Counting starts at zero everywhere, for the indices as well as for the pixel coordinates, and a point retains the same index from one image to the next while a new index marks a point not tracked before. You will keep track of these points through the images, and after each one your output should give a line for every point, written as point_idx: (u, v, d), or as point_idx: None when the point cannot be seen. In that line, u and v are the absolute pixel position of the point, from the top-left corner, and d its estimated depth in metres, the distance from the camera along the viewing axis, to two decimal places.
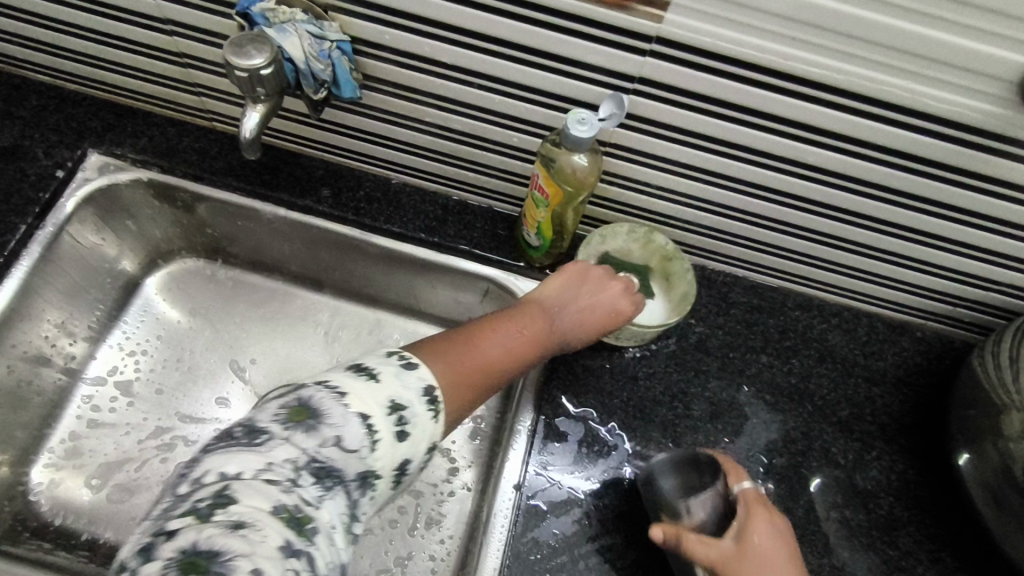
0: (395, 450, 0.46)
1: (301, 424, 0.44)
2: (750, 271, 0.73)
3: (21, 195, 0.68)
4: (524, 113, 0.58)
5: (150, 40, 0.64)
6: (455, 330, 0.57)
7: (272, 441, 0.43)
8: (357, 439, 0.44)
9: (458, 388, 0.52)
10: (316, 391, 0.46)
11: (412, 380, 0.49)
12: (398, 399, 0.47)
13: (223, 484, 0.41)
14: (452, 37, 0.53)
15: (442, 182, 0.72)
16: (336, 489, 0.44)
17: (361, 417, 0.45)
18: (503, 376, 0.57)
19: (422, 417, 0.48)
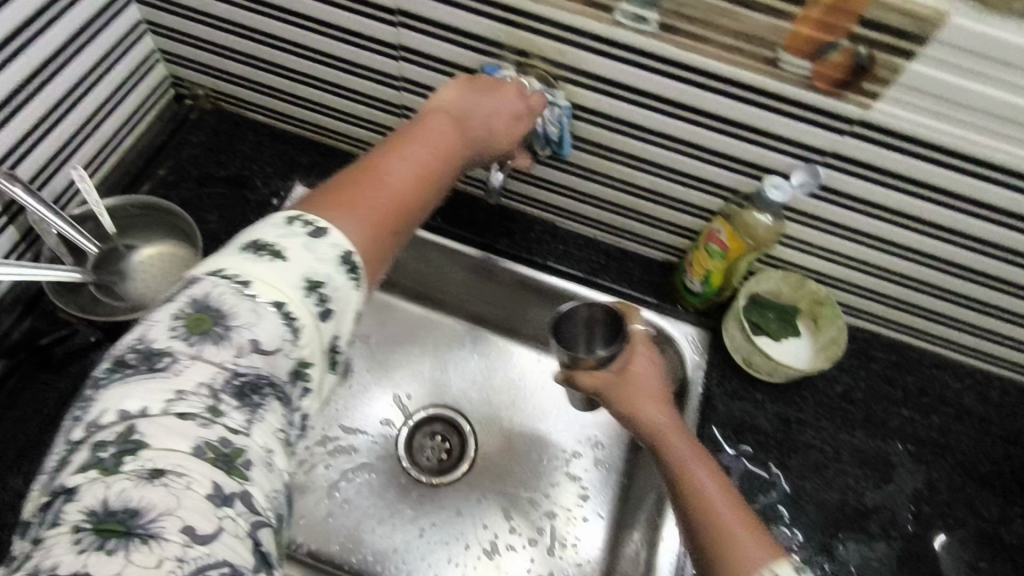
0: (320, 332, 0.40)
1: (207, 336, 0.37)
2: (890, 329, 0.78)
3: (245, 219, 0.78)
4: (714, 176, 0.65)
5: (368, 90, 0.72)
6: (353, 168, 0.48)
7: (176, 365, 0.36)
8: (276, 330, 0.38)
9: (378, 236, 0.45)
10: (211, 288, 0.38)
11: (325, 249, 0.41)
12: (316, 277, 0.40)
13: (192, 411, 0.34)
14: (666, 109, 0.60)
15: (606, 230, 0.80)
16: (269, 403, 0.37)
17: (275, 306, 0.38)
18: (419, 208, 0.50)
19: (346, 290, 0.42)
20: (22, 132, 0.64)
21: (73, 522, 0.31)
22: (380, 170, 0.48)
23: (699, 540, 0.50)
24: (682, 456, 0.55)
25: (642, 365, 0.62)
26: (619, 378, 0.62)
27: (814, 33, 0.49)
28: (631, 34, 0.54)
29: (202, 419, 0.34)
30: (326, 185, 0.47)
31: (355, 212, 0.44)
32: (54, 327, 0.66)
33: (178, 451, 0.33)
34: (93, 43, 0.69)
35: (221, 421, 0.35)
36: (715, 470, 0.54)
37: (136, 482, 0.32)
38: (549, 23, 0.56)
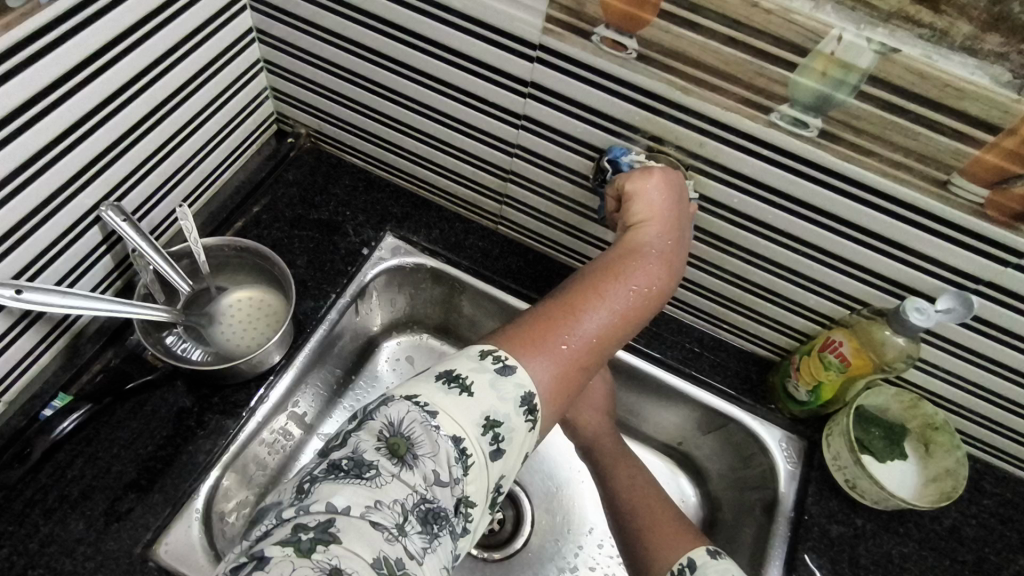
0: (489, 472, 0.44)
1: (403, 460, 0.42)
2: (1007, 462, 0.71)
3: (333, 266, 0.75)
4: (843, 285, 0.60)
5: (477, 152, 0.70)
6: (559, 301, 0.52)
7: (377, 476, 0.42)
8: (454, 466, 0.42)
9: (561, 386, 0.49)
10: (404, 412, 0.44)
11: (510, 389, 0.46)
12: (493, 415, 0.44)
13: (375, 518, 0.40)
14: (803, 212, 0.56)
15: (703, 318, 0.76)
16: (442, 535, 0.42)
17: (453, 440, 0.43)
18: (605, 355, 0.52)
19: (519, 431, 0.45)
20: (136, 164, 0.63)
21: None
22: (579, 311, 0.51)
23: (640, 553, 0.59)
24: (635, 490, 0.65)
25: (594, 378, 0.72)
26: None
27: (999, 161, 0.45)
28: (785, 137, 0.51)
29: (388, 534, 0.40)
30: (528, 315, 0.51)
31: (546, 360, 0.48)
32: (143, 371, 0.64)
33: (363, 561, 0.38)
34: (213, 80, 0.69)
35: (403, 541, 0.40)
36: (650, 493, 0.64)
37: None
38: (695, 115, 0.53)
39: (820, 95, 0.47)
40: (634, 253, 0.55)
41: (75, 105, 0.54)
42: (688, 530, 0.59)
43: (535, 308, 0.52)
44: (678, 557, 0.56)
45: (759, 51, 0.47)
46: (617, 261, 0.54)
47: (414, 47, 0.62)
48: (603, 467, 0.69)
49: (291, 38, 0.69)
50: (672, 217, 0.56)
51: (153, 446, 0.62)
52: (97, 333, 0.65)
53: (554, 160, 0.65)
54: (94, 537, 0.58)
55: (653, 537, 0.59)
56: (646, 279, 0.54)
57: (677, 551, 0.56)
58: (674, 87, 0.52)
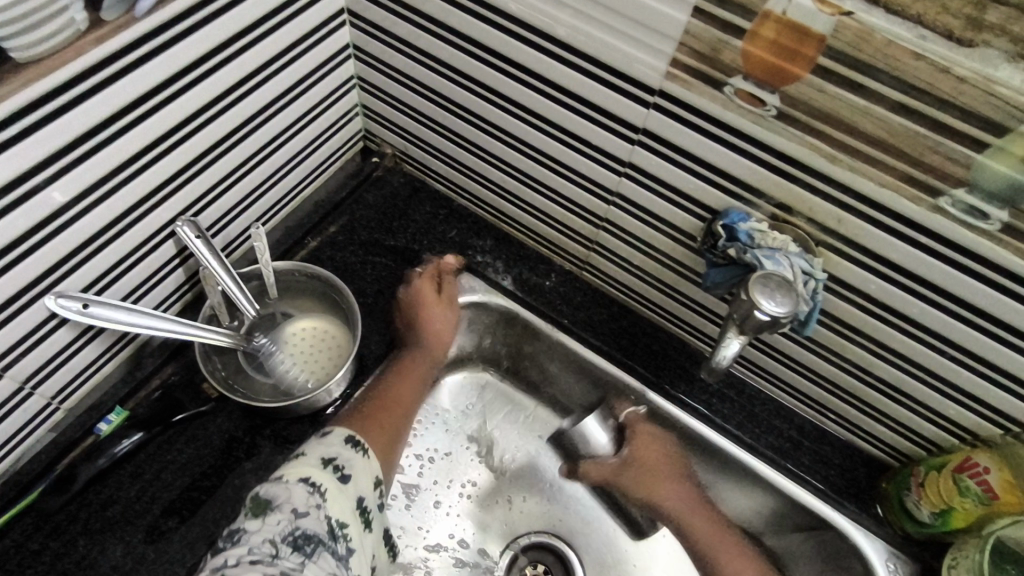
0: (345, 494, 0.52)
1: (263, 513, 0.48)
2: None
3: (405, 297, 0.71)
4: (995, 398, 0.50)
5: (571, 195, 0.64)
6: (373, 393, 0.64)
7: (245, 535, 0.47)
8: (311, 498, 0.49)
9: (375, 436, 0.59)
10: (257, 489, 0.50)
11: (336, 437, 0.55)
12: (331, 456, 0.53)
13: (251, 558, 0.46)
14: (959, 312, 0.47)
15: (807, 405, 0.66)
16: (320, 552, 0.48)
17: (302, 480, 0.50)
18: (396, 426, 0.62)
19: (356, 460, 0.54)
20: (218, 179, 0.61)
21: None
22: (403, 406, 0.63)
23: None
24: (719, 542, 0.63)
25: (652, 450, 0.66)
26: (631, 464, 0.66)
27: None
28: (954, 225, 0.42)
29: (267, 561, 0.45)
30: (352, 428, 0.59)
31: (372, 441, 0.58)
32: (196, 402, 0.61)
33: None
34: (303, 97, 0.66)
35: (281, 562, 0.46)
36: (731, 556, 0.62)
37: None
38: (839, 187, 0.45)
39: (1013, 182, 0.38)
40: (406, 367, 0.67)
41: (164, 118, 0.52)
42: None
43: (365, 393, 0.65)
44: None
45: (942, 126, 0.38)
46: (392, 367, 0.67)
47: (516, 78, 0.56)
48: (668, 515, 0.66)
49: (386, 57, 0.66)
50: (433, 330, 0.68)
51: (198, 475, 0.60)
52: (160, 347, 0.63)
53: (656, 214, 0.58)
54: (129, 566, 0.56)
55: (728, 569, 0.62)
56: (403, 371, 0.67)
57: None
58: (819, 153, 0.44)
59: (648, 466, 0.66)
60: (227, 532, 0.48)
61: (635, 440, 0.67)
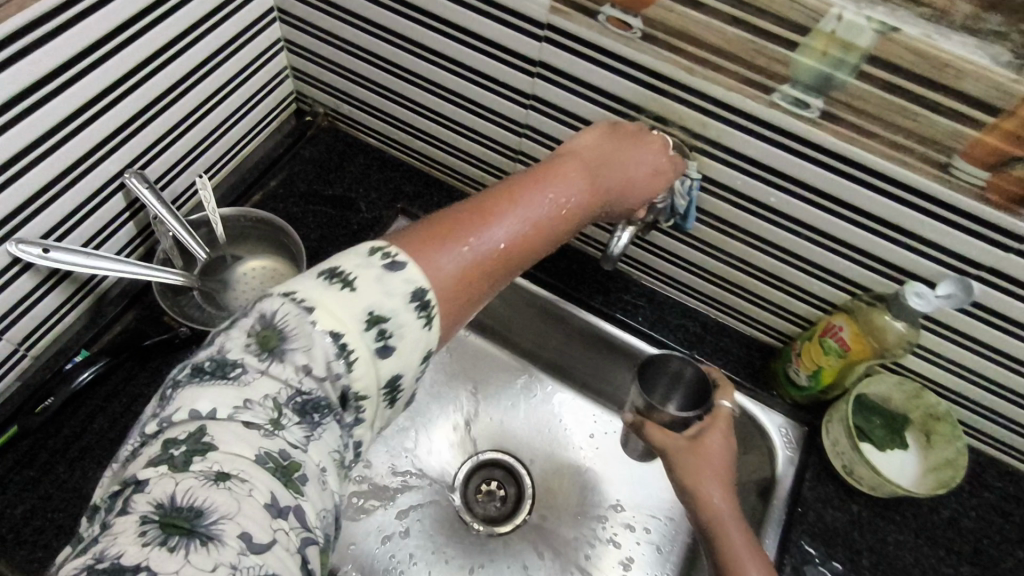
0: (378, 368, 0.40)
1: (274, 353, 0.39)
2: (1005, 455, 0.71)
3: (346, 239, 0.78)
4: (843, 269, 0.61)
5: (489, 133, 0.71)
6: (456, 208, 0.48)
7: (243, 374, 0.38)
8: (334, 361, 0.39)
9: (462, 286, 0.45)
10: (278, 306, 0.40)
11: (398, 285, 0.41)
12: (378, 311, 0.40)
13: (245, 418, 0.37)
14: (803, 194, 0.57)
15: (708, 303, 0.76)
16: (327, 422, 0.39)
17: (331, 335, 0.39)
18: (506, 267, 0.49)
19: (411, 327, 0.41)
20: (161, 134, 0.66)
21: (142, 513, 0.33)
22: (543, 181, 0.51)
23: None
24: (715, 452, 0.61)
25: (713, 442, 0.61)
26: (690, 447, 0.61)
27: (999, 143, 0.45)
28: (788, 118, 0.52)
29: (264, 431, 0.37)
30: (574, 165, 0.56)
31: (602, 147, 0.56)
32: (159, 331, 0.67)
33: (245, 459, 0.36)
34: (236, 55, 0.71)
35: (281, 435, 0.37)
36: (706, 459, 0.60)
37: (204, 483, 0.34)
38: (698, 95, 0.54)
39: (821, 75, 0.48)
40: None
41: (108, 71, 0.56)
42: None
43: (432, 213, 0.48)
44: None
45: (762, 32, 0.47)
46: None
47: (429, 26, 0.63)
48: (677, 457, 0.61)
49: (311, 17, 0.71)
50: None
51: None
52: (119, 296, 0.68)
53: (559, 140, 0.66)
54: None
55: (725, 510, 0.57)
56: None
57: None
58: (679, 67, 0.53)
59: (709, 449, 0.61)
60: (192, 368, 0.39)
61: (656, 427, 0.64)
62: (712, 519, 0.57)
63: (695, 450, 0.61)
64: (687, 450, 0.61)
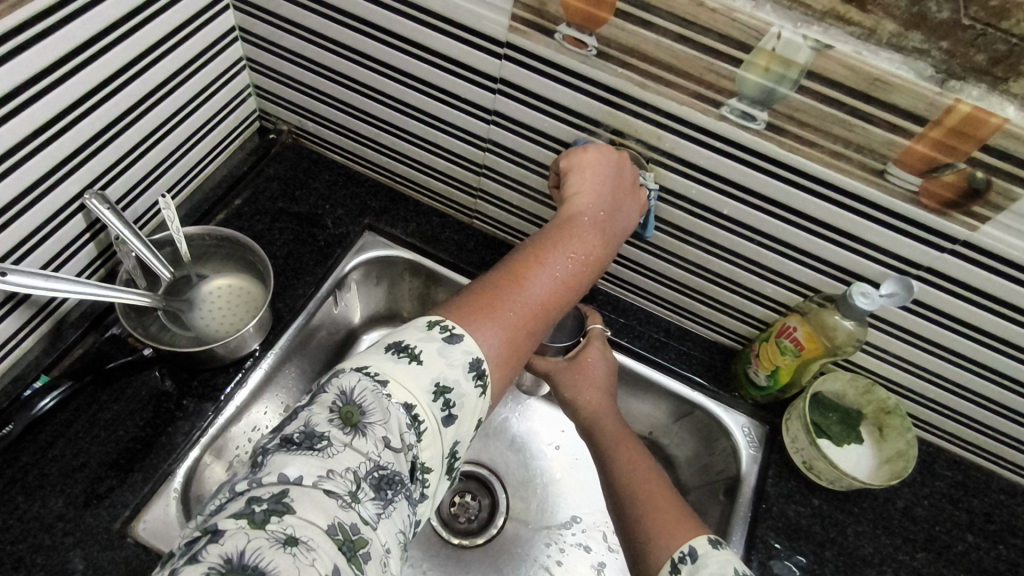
0: (442, 438, 0.46)
1: (356, 428, 0.44)
2: (953, 445, 0.74)
3: (312, 256, 0.78)
4: (794, 272, 0.64)
5: (453, 147, 0.73)
6: (497, 275, 0.53)
7: (329, 447, 0.43)
8: (406, 432, 0.44)
9: (510, 350, 0.50)
10: (356, 382, 0.45)
11: (457, 356, 0.47)
12: (444, 381, 0.46)
13: (327, 486, 0.41)
14: (754, 202, 0.59)
15: (669, 309, 0.78)
16: (398, 500, 0.43)
17: (404, 407, 0.44)
18: (546, 325, 0.54)
19: (470, 397, 0.47)
20: (121, 154, 0.65)
21: (210, 565, 0.36)
22: (563, 244, 0.56)
23: (635, 544, 0.54)
24: (596, 372, 0.69)
25: (592, 359, 0.70)
26: (571, 366, 0.69)
27: (930, 152, 0.49)
28: (737, 130, 0.54)
29: (342, 501, 0.41)
30: (564, 188, 0.59)
31: (600, 168, 0.58)
32: (122, 352, 0.66)
33: (316, 528, 0.39)
34: (198, 75, 0.71)
35: (356, 509, 0.41)
36: (585, 369, 0.69)
37: (274, 545, 0.37)
38: (652, 109, 0.57)
39: (764, 89, 0.50)
40: None
41: (65, 93, 0.56)
42: (687, 515, 0.54)
43: (478, 280, 0.54)
44: (678, 545, 0.51)
45: (709, 49, 0.50)
46: None
47: (392, 45, 0.65)
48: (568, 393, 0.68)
49: (274, 37, 0.72)
50: None
51: (133, 428, 0.64)
52: (79, 319, 0.67)
53: (522, 153, 0.68)
54: (73, 513, 0.59)
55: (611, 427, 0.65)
56: None
57: (680, 538, 0.51)
58: (633, 83, 0.55)
59: (586, 366, 0.69)
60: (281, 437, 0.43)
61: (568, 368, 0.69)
62: (588, 413, 0.67)
63: (575, 364, 0.70)
64: (568, 364, 0.69)
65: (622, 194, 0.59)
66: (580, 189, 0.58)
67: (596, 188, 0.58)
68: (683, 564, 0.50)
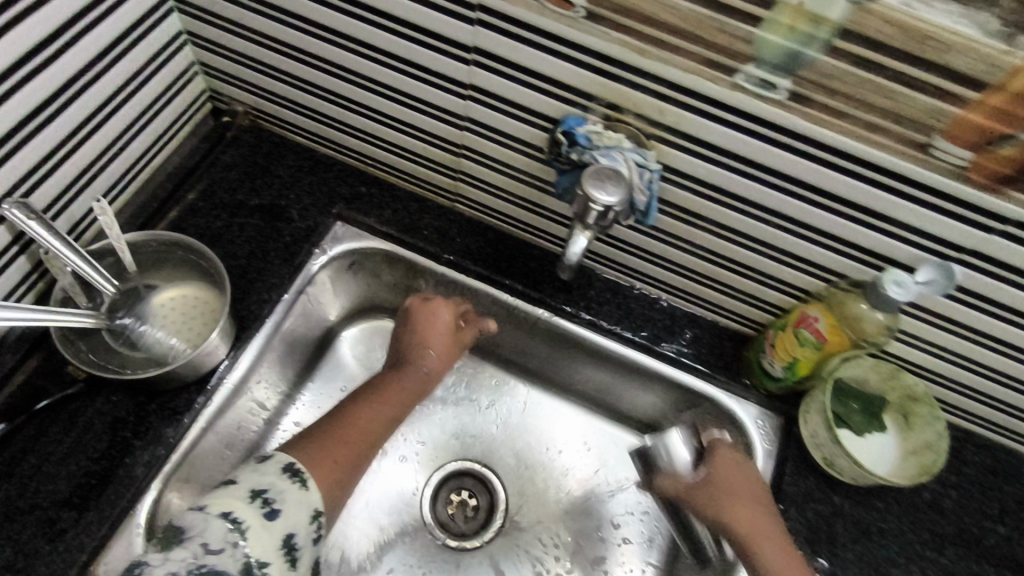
0: (273, 532, 0.47)
1: (170, 545, 0.46)
2: (983, 429, 0.69)
3: (277, 253, 0.70)
4: (816, 257, 0.57)
5: (427, 127, 0.64)
6: (331, 420, 0.60)
7: (145, 568, 0.44)
8: (229, 535, 0.46)
9: (329, 457, 0.56)
10: (188, 513, 0.47)
11: (270, 467, 0.52)
12: (258, 487, 0.49)
13: None
14: (773, 182, 0.52)
15: (674, 294, 0.72)
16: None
17: (222, 513, 0.47)
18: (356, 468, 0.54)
19: (289, 492, 0.50)
20: (45, 154, 0.57)
21: None
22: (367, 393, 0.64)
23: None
24: (751, 490, 0.61)
25: (727, 471, 0.63)
26: (707, 485, 0.62)
27: (987, 121, 0.41)
28: (754, 101, 0.46)
29: None
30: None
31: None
32: (61, 385, 0.60)
33: None
34: (129, 56, 0.61)
35: None
36: (747, 506, 0.60)
37: None
38: (652, 78, 0.48)
39: (788, 53, 0.42)
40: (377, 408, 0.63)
41: None
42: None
43: (308, 431, 0.59)
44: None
45: (723, 7, 0.41)
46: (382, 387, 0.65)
47: (347, 14, 0.56)
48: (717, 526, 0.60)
49: (213, 7, 0.63)
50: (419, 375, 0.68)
51: (86, 461, 0.58)
52: (18, 342, 0.60)
53: (504, 132, 0.60)
54: (23, 563, 0.54)
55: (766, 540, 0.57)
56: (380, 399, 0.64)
57: None
58: (630, 49, 0.47)
59: (721, 480, 0.62)
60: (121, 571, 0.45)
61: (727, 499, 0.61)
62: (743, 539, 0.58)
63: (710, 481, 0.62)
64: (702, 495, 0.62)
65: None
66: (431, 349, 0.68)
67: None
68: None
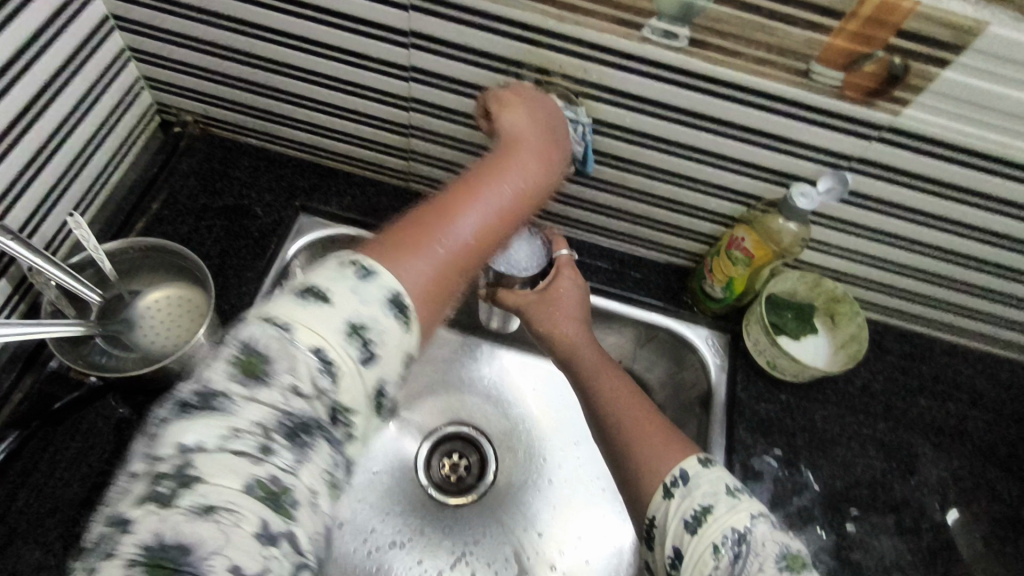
0: (366, 379, 0.38)
1: (256, 378, 0.35)
2: (897, 320, 0.79)
3: (249, 249, 0.74)
4: (734, 183, 0.65)
5: (377, 112, 0.70)
6: (419, 211, 0.48)
7: (228, 404, 0.34)
8: (320, 378, 0.36)
9: (433, 286, 0.44)
10: (256, 330, 0.37)
11: (372, 292, 0.39)
12: (359, 321, 0.38)
13: (236, 446, 0.33)
14: (688, 120, 0.59)
15: (620, 239, 0.79)
16: (317, 445, 0.36)
17: (314, 352, 0.36)
18: (479, 257, 0.50)
19: (390, 333, 0.39)
20: (13, 177, 0.59)
21: (128, 556, 0.30)
22: (486, 174, 0.52)
23: (629, 477, 0.52)
24: (567, 294, 0.67)
25: (564, 286, 0.67)
26: (542, 299, 0.66)
27: (848, 44, 0.49)
28: (660, 50, 0.53)
29: (254, 457, 0.33)
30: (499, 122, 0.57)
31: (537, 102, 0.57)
32: (69, 389, 0.63)
33: (232, 490, 0.32)
34: (80, 75, 0.64)
35: (272, 461, 0.34)
36: (572, 317, 0.66)
37: (190, 517, 0.31)
38: (572, 41, 0.55)
39: (681, 4, 0.49)
40: (480, 192, 0.51)
41: None
42: (676, 439, 0.53)
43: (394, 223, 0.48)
44: (669, 468, 0.50)
45: None
46: (487, 165, 0.53)
47: (289, 12, 0.60)
48: (585, 370, 0.63)
49: (156, 20, 0.66)
50: (533, 136, 0.55)
51: (97, 462, 0.61)
52: (10, 362, 0.62)
53: (447, 107, 0.66)
54: (54, 561, 0.57)
55: (618, 394, 0.59)
56: (488, 221, 0.50)
57: (668, 464, 0.50)
58: (550, 16, 0.53)
59: (556, 292, 0.67)
60: (171, 404, 0.34)
61: (556, 312, 0.66)
62: (568, 344, 0.65)
63: (545, 296, 0.66)
64: (541, 298, 0.66)
65: (555, 129, 0.57)
66: (518, 127, 0.56)
67: (537, 122, 0.56)
68: (676, 487, 0.48)
